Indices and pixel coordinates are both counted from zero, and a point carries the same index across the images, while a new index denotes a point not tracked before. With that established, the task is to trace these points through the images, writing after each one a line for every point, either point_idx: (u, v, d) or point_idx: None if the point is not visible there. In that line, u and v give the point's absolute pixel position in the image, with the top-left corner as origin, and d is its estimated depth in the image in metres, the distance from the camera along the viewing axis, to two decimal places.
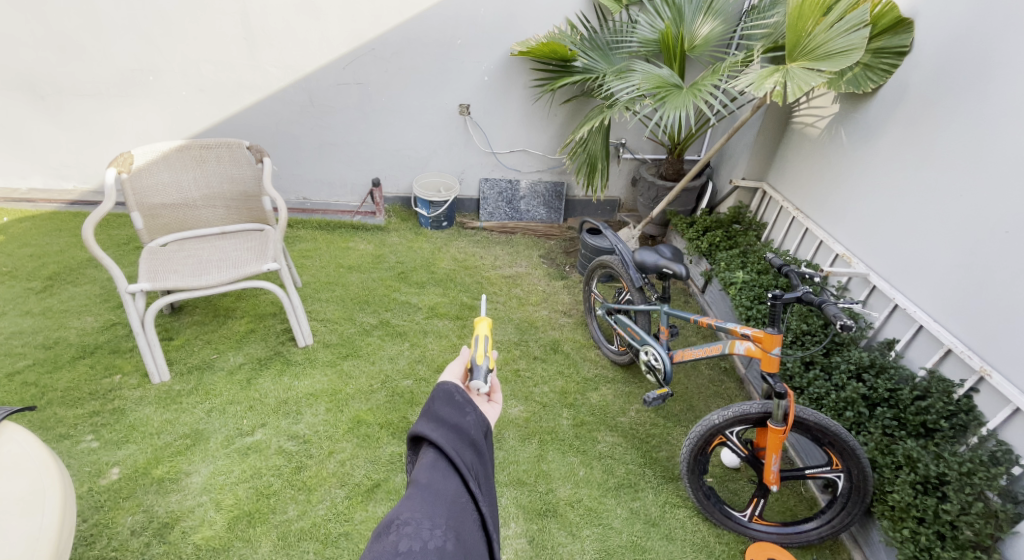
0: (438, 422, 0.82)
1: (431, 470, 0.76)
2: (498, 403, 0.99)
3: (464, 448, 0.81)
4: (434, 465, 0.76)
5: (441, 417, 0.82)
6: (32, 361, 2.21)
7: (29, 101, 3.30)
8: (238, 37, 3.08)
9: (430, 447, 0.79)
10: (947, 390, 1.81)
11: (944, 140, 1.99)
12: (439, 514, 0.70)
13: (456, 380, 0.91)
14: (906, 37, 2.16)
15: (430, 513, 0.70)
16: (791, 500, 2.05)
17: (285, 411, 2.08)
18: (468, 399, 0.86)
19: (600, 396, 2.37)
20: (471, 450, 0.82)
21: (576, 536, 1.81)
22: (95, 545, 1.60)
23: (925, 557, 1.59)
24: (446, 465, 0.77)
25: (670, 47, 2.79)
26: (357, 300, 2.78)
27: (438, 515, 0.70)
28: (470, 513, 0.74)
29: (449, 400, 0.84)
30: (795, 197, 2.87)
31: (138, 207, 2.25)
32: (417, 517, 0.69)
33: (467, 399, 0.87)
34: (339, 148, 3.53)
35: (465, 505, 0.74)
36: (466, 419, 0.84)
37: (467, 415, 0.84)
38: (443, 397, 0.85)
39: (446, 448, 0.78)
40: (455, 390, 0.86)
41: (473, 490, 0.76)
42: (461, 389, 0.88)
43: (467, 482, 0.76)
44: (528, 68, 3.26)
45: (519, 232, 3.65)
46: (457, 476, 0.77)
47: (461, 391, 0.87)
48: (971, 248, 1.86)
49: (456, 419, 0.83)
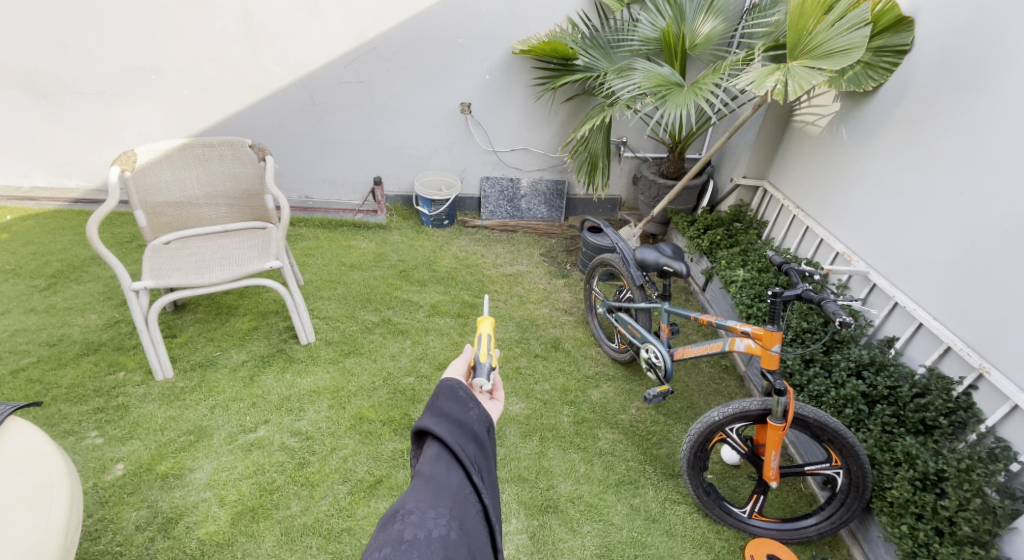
0: (442, 416, 0.83)
1: (435, 463, 0.77)
2: (499, 400, 1.00)
3: (467, 442, 0.82)
4: (438, 458, 0.77)
5: (445, 412, 0.83)
6: (37, 358, 2.23)
7: (31, 99, 3.31)
8: (240, 36, 3.09)
9: (434, 440, 0.80)
10: (946, 387, 1.82)
11: (944, 138, 2.00)
12: (442, 504, 0.72)
13: (460, 377, 0.92)
14: (906, 35, 2.16)
15: (434, 503, 0.71)
16: (791, 497, 2.06)
17: (287, 408, 2.09)
18: (471, 395, 0.87)
19: (600, 393, 2.38)
20: (474, 444, 0.83)
21: (576, 532, 1.82)
22: (100, 540, 1.62)
23: (924, 552, 1.60)
24: (450, 458, 0.78)
25: (671, 46, 2.79)
26: (359, 298, 2.79)
27: (442, 505, 0.72)
28: (472, 504, 0.75)
29: (452, 396, 0.85)
30: (796, 195, 2.87)
31: (141, 205, 2.27)
32: (422, 507, 0.71)
33: (470, 395, 0.88)
34: (340, 147, 3.54)
35: (468, 497, 0.75)
36: (469, 414, 0.85)
37: (470, 410, 0.85)
38: (446, 393, 0.86)
39: (450, 441, 0.79)
40: (459, 385, 0.87)
41: (476, 483, 0.77)
42: (465, 385, 0.89)
43: (470, 475, 0.77)
44: (529, 67, 3.27)
45: (520, 230, 3.66)
46: (460, 468, 0.78)
47: (464, 387, 0.88)
48: (971, 246, 1.87)
49: (459, 414, 0.84)
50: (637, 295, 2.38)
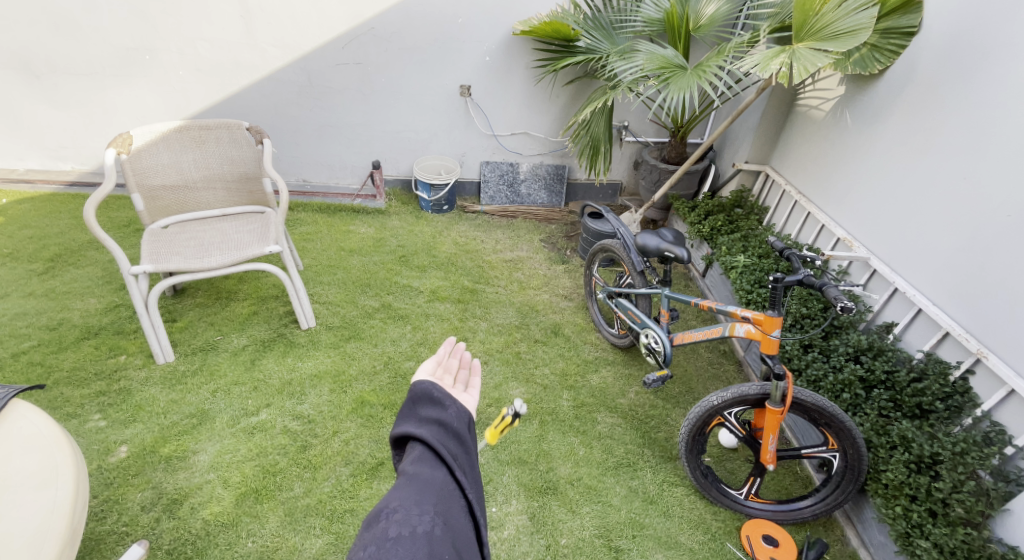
0: (421, 420, 0.84)
1: (418, 462, 0.77)
2: (476, 387, 1.02)
3: (449, 439, 0.83)
4: (421, 457, 0.78)
5: (423, 415, 0.84)
6: (37, 342, 2.23)
7: (23, 80, 3.26)
8: (236, 15, 3.04)
9: (416, 442, 0.80)
10: (943, 372, 1.84)
11: (949, 123, 1.99)
12: (426, 500, 0.72)
13: (430, 378, 0.92)
14: (915, 17, 2.14)
15: (418, 500, 0.71)
16: (786, 479, 2.09)
17: (289, 392, 2.10)
18: (446, 394, 0.88)
19: (600, 377, 2.40)
20: (456, 441, 0.84)
21: (576, 513, 1.84)
22: (105, 520, 1.64)
23: (916, 533, 1.63)
24: (432, 457, 0.78)
25: (676, 26, 2.75)
26: (359, 283, 2.79)
27: (426, 501, 0.72)
28: (457, 499, 0.75)
29: (429, 399, 0.86)
30: (797, 181, 2.87)
31: (138, 189, 2.24)
32: (405, 505, 0.71)
33: (445, 395, 0.88)
34: (339, 130, 3.50)
35: (452, 493, 0.75)
36: (448, 413, 0.86)
37: (447, 409, 0.86)
38: (422, 397, 0.86)
39: (431, 441, 0.80)
40: (433, 388, 0.88)
41: (460, 478, 0.77)
42: (438, 385, 0.90)
43: (454, 471, 0.77)
44: (531, 49, 3.23)
45: (520, 216, 3.65)
46: (444, 465, 0.78)
47: (439, 388, 0.89)
48: (972, 233, 1.87)
49: (438, 415, 0.85)
50: (637, 281, 2.38)
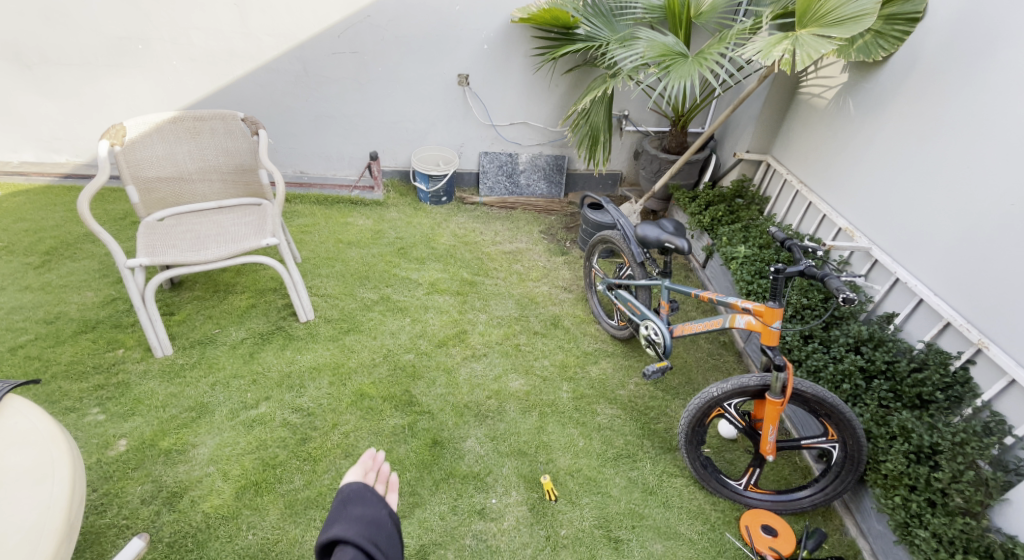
0: (347, 523, 0.99)
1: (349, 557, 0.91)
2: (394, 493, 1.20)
3: (373, 537, 0.99)
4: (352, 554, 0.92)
5: (350, 519, 1.00)
6: (34, 336, 2.22)
7: (15, 70, 3.22)
8: (229, 3, 3.00)
9: (345, 543, 0.94)
10: (943, 362, 1.84)
11: (953, 111, 1.97)
12: None
13: (358, 483, 1.12)
14: (919, 2, 2.10)
15: None
16: (786, 469, 2.10)
17: (288, 385, 2.10)
18: (370, 499, 1.07)
19: (600, 369, 2.40)
20: (378, 538, 1.00)
21: (575, 504, 1.85)
22: (105, 514, 1.64)
23: (915, 523, 1.64)
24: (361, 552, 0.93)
25: (676, 14, 2.71)
26: (357, 275, 2.78)
27: None
28: None
29: (354, 503, 1.05)
30: (798, 171, 2.85)
31: (133, 181, 2.22)
32: None
33: (369, 498, 1.07)
34: (336, 121, 3.47)
35: None
36: (371, 514, 1.04)
37: (371, 511, 1.04)
38: (348, 503, 1.04)
39: (359, 539, 0.95)
40: (359, 492, 1.07)
41: None
42: (364, 489, 1.10)
43: None
44: (530, 36, 3.19)
45: (519, 206, 3.62)
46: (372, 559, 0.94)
47: (365, 491, 1.09)
48: (975, 222, 1.86)
49: (363, 516, 1.02)
50: (637, 272, 2.37)
